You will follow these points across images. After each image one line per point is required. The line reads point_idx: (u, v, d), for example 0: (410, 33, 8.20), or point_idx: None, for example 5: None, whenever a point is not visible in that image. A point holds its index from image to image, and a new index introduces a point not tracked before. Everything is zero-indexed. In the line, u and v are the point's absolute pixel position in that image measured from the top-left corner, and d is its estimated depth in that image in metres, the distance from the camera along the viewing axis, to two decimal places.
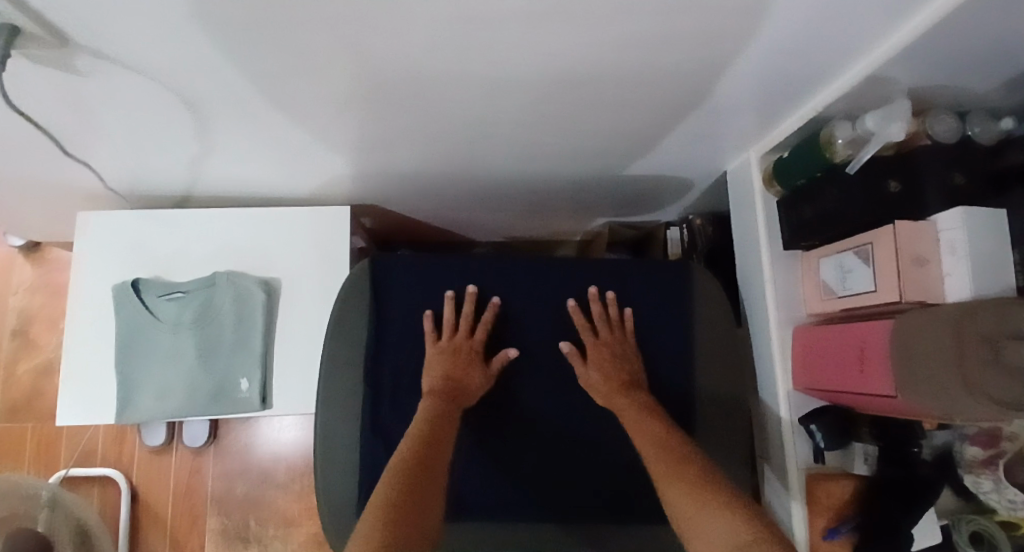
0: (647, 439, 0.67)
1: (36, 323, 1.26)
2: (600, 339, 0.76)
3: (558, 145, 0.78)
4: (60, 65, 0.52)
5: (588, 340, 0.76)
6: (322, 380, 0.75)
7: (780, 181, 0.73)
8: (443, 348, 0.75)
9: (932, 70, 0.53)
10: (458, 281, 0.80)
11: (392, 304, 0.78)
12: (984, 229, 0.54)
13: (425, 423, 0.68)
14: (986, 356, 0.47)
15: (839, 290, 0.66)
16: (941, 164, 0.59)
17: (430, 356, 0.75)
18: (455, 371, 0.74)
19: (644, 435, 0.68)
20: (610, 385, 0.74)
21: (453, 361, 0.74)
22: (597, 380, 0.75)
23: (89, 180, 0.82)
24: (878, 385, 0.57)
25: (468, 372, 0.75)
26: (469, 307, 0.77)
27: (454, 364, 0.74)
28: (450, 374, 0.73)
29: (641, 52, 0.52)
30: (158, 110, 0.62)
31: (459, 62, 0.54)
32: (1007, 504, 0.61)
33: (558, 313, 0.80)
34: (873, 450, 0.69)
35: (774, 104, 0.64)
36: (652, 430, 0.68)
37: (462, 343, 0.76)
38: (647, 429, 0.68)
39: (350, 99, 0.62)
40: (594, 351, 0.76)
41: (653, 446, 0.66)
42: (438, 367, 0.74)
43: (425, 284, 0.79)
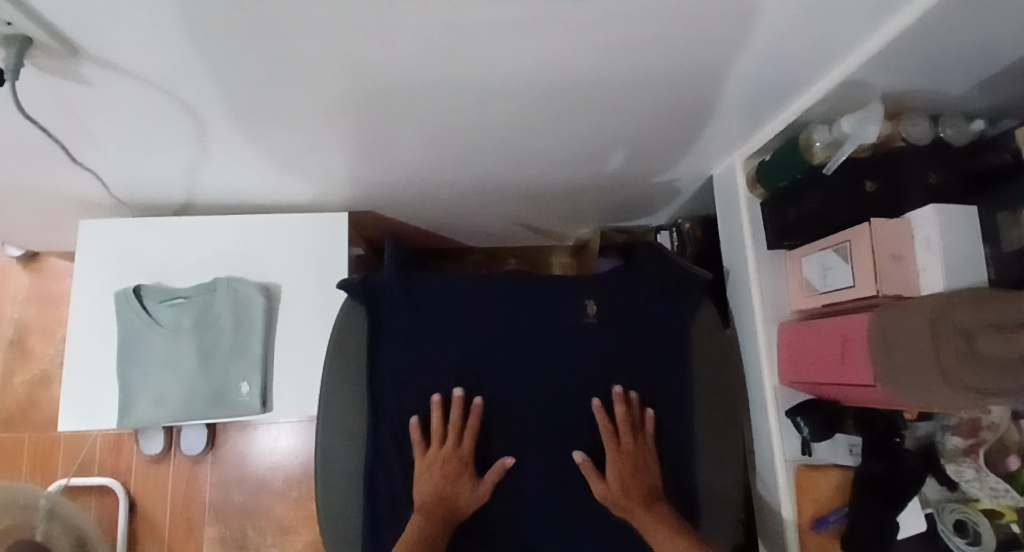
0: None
1: (34, 332, 1.27)
2: (621, 449, 0.76)
3: (550, 151, 0.80)
4: (69, 75, 0.54)
5: (608, 444, 0.76)
6: (323, 392, 0.78)
7: (764, 184, 0.76)
8: (431, 461, 0.76)
9: (902, 74, 0.57)
10: (455, 297, 0.82)
11: (390, 320, 0.81)
12: (955, 225, 0.58)
13: (414, 538, 0.70)
14: (960, 346, 0.49)
15: (821, 286, 0.68)
16: (917, 163, 0.62)
17: (418, 470, 0.76)
18: (449, 485, 0.74)
19: (664, 548, 0.70)
20: (632, 498, 0.74)
21: (442, 476, 0.75)
22: (615, 494, 0.74)
23: (92, 188, 0.83)
24: (859, 376, 0.59)
25: (460, 488, 0.75)
26: (456, 414, 0.77)
27: (444, 474, 0.75)
28: (442, 493, 0.74)
29: (627, 60, 0.55)
30: (162, 119, 0.65)
31: (454, 70, 0.56)
32: (988, 492, 0.63)
33: (551, 315, 0.82)
34: (858, 440, 0.73)
35: (755, 109, 0.67)
36: (669, 544, 0.69)
37: (452, 455, 0.76)
38: (660, 542, 0.70)
39: (349, 107, 0.64)
40: (614, 460, 0.75)
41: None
42: (427, 482, 0.74)
43: (423, 301, 0.82)
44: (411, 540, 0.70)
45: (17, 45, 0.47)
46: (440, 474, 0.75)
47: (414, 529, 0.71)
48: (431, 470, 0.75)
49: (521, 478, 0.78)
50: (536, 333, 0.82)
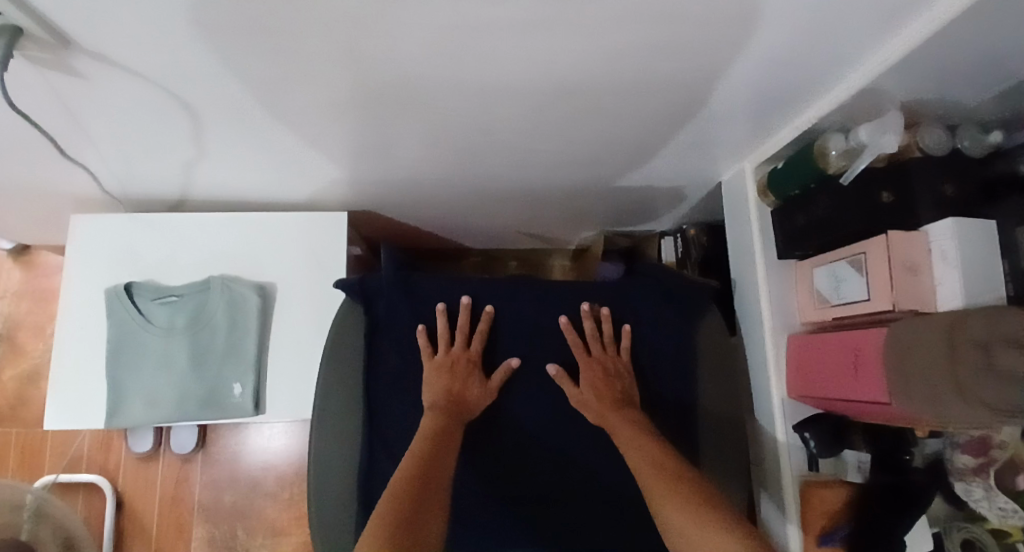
0: (638, 454, 0.67)
1: (23, 327, 1.24)
2: (593, 356, 0.77)
3: (555, 154, 0.78)
4: (59, 67, 0.52)
5: (580, 353, 0.77)
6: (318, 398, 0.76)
7: (774, 191, 0.74)
8: (440, 363, 0.76)
9: (924, 83, 0.55)
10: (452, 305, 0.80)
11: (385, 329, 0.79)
12: (973, 238, 0.56)
13: (432, 431, 0.70)
14: (979, 363, 0.47)
15: (833, 298, 0.67)
16: (934, 173, 0.60)
17: (427, 374, 0.76)
18: (456, 380, 0.75)
19: (639, 449, 0.68)
20: (605, 402, 0.74)
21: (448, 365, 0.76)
22: (590, 397, 0.75)
23: (84, 183, 0.81)
24: (872, 392, 0.58)
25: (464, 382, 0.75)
26: (462, 322, 0.78)
27: (456, 373, 0.75)
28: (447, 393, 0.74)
29: (641, 62, 0.53)
30: (158, 113, 0.62)
31: (461, 69, 0.54)
32: (998, 514, 0.60)
33: (552, 322, 0.81)
34: (867, 457, 0.70)
35: (769, 116, 0.66)
36: (647, 444, 0.68)
37: (461, 356, 0.76)
38: (635, 446, 0.68)
39: (351, 105, 0.62)
40: (587, 367, 0.76)
41: (646, 461, 0.66)
42: (436, 383, 0.74)
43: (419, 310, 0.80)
44: (427, 434, 0.69)
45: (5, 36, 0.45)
46: (451, 375, 0.75)
47: (429, 423, 0.71)
48: (441, 372, 0.75)
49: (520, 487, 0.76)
50: (534, 343, 0.80)
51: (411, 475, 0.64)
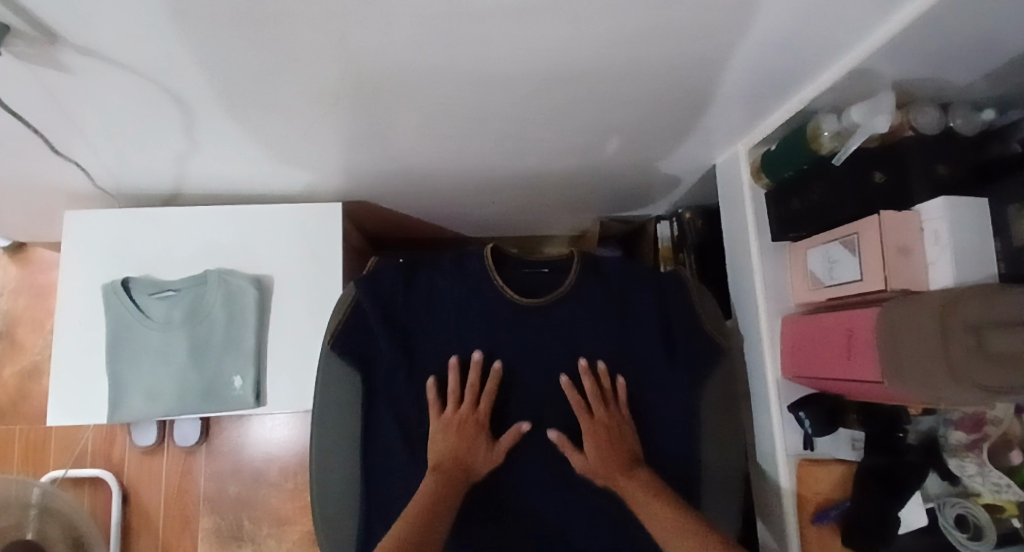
0: (665, 525, 0.66)
1: (22, 324, 1.24)
2: (595, 419, 0.74)
3: (549, 141, 0.78)
4: (46, 63, 0.52)
5: (582, 416, 0.74)
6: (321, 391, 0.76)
7: (768, 174, 0.74)
8: (448, 420, 0.75)
9: (915, 63, 0.55)
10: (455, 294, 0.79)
11: (388, 320, 0.78)
12: (965, 219, 0.56)
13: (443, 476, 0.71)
14: (970, 343, 0.47)
15: (827, 280, 0.67)
16: (927, 153, 0.60)
17: (435, 428, 0.75)
18: (464, 442, 0.74)
19: (657, 523, 0.67)
20: (612, 468, 0.72)
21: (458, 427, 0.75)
22: (596, 464, 0.73)
23: (77, 179, 0.81)
24: (864, 372, 0.58)
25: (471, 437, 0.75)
26: (472, 375, 0.76)
27: (464, 434, 0.74)
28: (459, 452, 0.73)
29: (632, 47, 0.53)
30: (148, 108, 0.62)
31: (451, 57, 0.54)
32: (991, 488, 0.62)
33: (552, 317, 0.79)
34: (861, 434, 0.73)
35: (761, 99, 0.65)
36: (664, 518, 0.67)
37: (468, 416, 0.75)
38: (658, 514, 0.67)
39: (342, 95, 0.62)
40: (591, 430, 0.74)
41: (674, 537, 0.65)
42: (443, 442, 0.74)
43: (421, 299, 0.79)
44: (428, 477, 0.71)
45: None
46: (458, 435, 0.74)
47: (430, 484, 0.70)
48: (449, 429, 0.74)
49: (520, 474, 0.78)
50: (534, 339, 0.79)
51: (403, 539, 0.63)
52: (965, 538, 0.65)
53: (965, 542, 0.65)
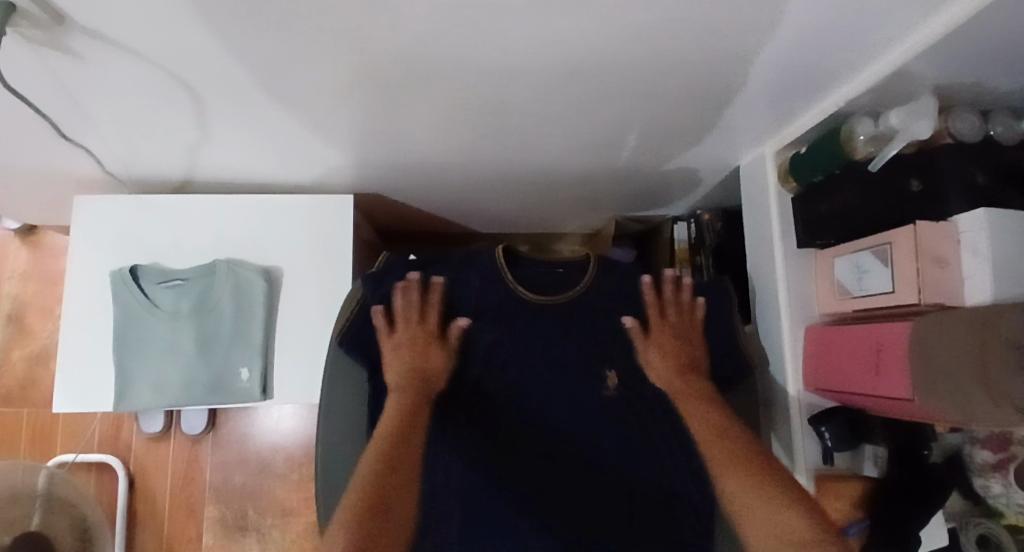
0: (716, 443, 0.64)
1: (32, 308, 1.24)
2: (663, 321, 0.75)
3: (568, 137, 0.76)
4: (51, 45, 0.50)
5: (653, 317, 0.76)
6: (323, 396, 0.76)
7: (796, 177, 0.71)
8: (399, 340, 0.73)
9: (963, 66, 0.52)
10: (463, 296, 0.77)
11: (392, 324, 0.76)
12: (1006, 232, 0.53)
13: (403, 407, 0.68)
14: (1012, 361, 0.44)
15: (855, 289, 0.64)
16: (968, 161, 0.57)
17: (388, 350, 0.73)
18: (416, 383, 0.71)
19: (700, 418, 0.68)
20: (671, 369, 0.73)
21: (407, 357, 0.72)
22: (655, 360, 0.74)
23: (87, 164, 0.80)
24: (893, 388, 0.56)
25: (436, 365, 0.73)
26: (416, 296, 0.75)
27: (418, 348, 0.73)
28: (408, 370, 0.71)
29: (662, 42, 0.50)
30: (158, 94, 0.60)
31: (473, 48, 0.52)
32: (1014, 507, 0.63)
33: (567, 325, 0.77)
34: (883, 451, 0.68)
35: (794, 99, 0.63)
36: (713, 420, 0.67)
37: (420, 331, 0.74)
38: (706, 435, 0.66)
39: (358, 85, 0.60)
40: (658, 330, 0.75)
41: (726, 452, 0.63)
42: (402, 359, 0.72)
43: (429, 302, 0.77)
44: (392, 419, 0.66)
45: None
46: (413, 349, 0.73)
47: (395, 404, 0.68)
48: (401, 348, 0.73)
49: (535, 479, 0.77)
50: (548, 348, 0.77)
51: (388, 452, 0.62)
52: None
53: None
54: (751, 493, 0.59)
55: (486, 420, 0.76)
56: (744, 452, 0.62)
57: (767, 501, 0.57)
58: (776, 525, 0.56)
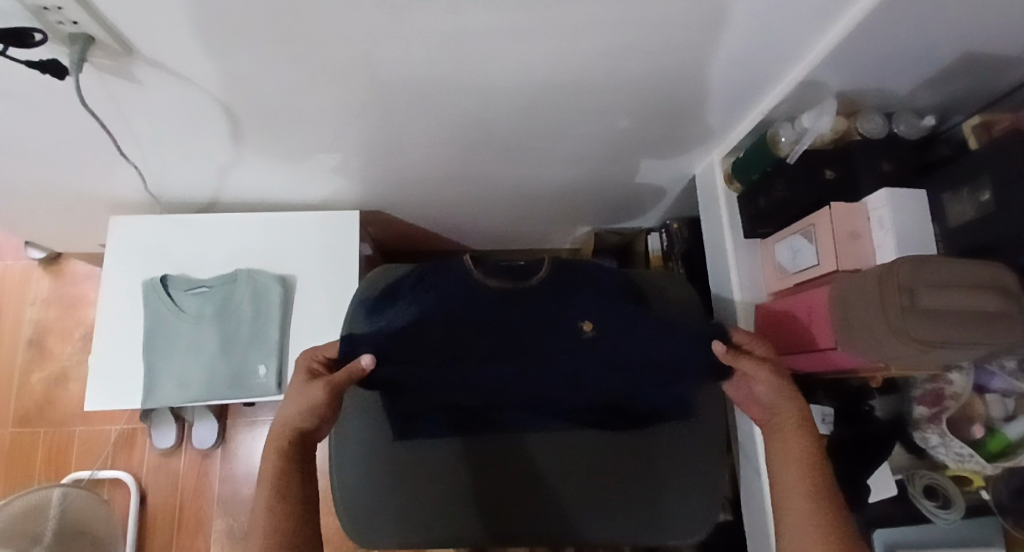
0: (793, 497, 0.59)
1: (52, 331, 1.32)
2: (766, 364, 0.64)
3: (546, 152, 0.88)
4: (120, 73, 0.62)
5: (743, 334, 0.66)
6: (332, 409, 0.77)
7: (738, 178, 0.84)
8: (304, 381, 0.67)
9: (853, 74, 0.65)
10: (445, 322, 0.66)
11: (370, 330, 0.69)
12: (904, 207, 0.65)
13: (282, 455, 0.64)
14: (905, 302, 0.54)
15: (791, 268, 0.75)
16: (871, 153, 0.70)
17: (293, 388, 0.66)
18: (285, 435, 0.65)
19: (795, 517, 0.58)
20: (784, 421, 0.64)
21: (300, 412, 0.64)
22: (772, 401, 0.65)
23: (125, 185, 0.91)
24: (823, 340, 0.66)
25: (321, 426, 0.67)
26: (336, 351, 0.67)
27: (307, 395, 0.65)
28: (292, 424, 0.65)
29: (613, 62, 0.63)
30: (197, 117, 0.72)
31: (460, 72, 0.64)
32: (955, 457, 0.71)
33: (589, 344, 0.64)
34: (831, 410, 0.77)
35: (729, 110, 0.75)
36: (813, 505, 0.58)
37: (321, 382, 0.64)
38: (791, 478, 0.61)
39: (365, 106, 0.71)
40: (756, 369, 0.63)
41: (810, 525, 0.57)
42: (296, 402, 0.65)
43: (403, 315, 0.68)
44: (271, 476, 0.62)
45: (80, 43, 0.55)
46: (304, 393, 0.65)
47: (271, 463, 0.63)
48: (300, 391, 0.65)
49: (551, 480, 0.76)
50: (570, 374, 0.64)
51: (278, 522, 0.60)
52: (933, 506, 0.74)
53: (934, 510, 0.73)
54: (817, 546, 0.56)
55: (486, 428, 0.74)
56: (825, 512, 0.57)
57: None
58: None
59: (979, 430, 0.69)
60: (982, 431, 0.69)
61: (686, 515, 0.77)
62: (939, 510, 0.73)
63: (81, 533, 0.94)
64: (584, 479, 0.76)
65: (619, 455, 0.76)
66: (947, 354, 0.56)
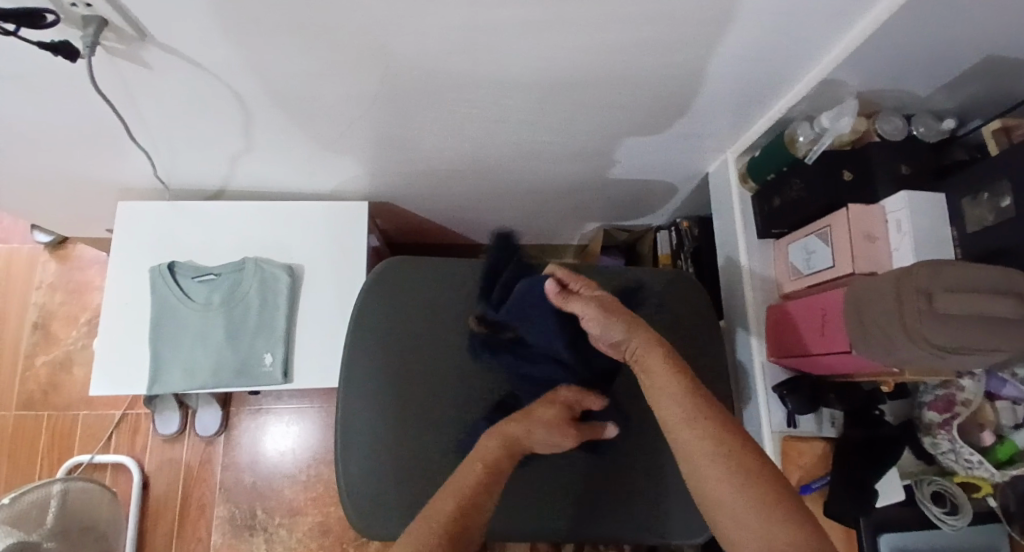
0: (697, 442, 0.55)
1: (58, 315, 1.32)
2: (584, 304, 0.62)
3: (558, 147, 0.87)
4: (133, 58, 0.61)
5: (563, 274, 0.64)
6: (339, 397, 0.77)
7: (754, 177, 0.83)
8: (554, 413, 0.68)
9: (874, 74, 0.64)
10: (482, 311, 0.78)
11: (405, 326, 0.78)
12: (922, 210, 0.65)
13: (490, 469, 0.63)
14: (922, 306, 0.54)
15: (805, 269, 0.75)
16: (890, 155, 0.69)
17: (536, 418, 0.67)
18: (517, 450, 0.66)
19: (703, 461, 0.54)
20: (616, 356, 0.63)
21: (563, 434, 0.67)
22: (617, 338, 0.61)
23: (134, 171, 0.90)
24: (837, 343, 0.66)
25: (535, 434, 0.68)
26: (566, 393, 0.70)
27: (566, 422, 0.68)
28: (526, 439, 0.66)
29: (632, 57, 0.62)
30: (209, 104, 0.71)
31: (475, 63, 0.63)
32: (963, 463, 0.70)
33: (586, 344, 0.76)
34: (838, 414, 0.78)
35: (745, 108, 0.75)
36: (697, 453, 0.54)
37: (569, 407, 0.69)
38: (693, 428, 0.55)
39: (377, 96, 0.70)
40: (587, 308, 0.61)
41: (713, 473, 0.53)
42: (550, 425, 0.67)
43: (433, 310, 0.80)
44: (476, 484, 0.62)
45: (93, 25, 0.54)
46: (561, 423, 0.67)
47: (478, 474, 0.63)
48: (556, 420, 0.67)
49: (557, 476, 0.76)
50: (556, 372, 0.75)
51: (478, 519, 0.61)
52: (942, 512, 0.73)
53: (942, 516, 0.73)
54: (719, 475, 0.52)
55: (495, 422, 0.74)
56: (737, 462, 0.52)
57: (738, 501, 0.51)
58: (751, 518, 0.50)
59: (989, 436, 0.70)
60: (992, 438, 0.70)
61: (693, 515, 0.76)
62: (947, 516, 0.73)
63: (90, 530, 0.89)
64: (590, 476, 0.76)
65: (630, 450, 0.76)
66: (962, 359, 0.55)
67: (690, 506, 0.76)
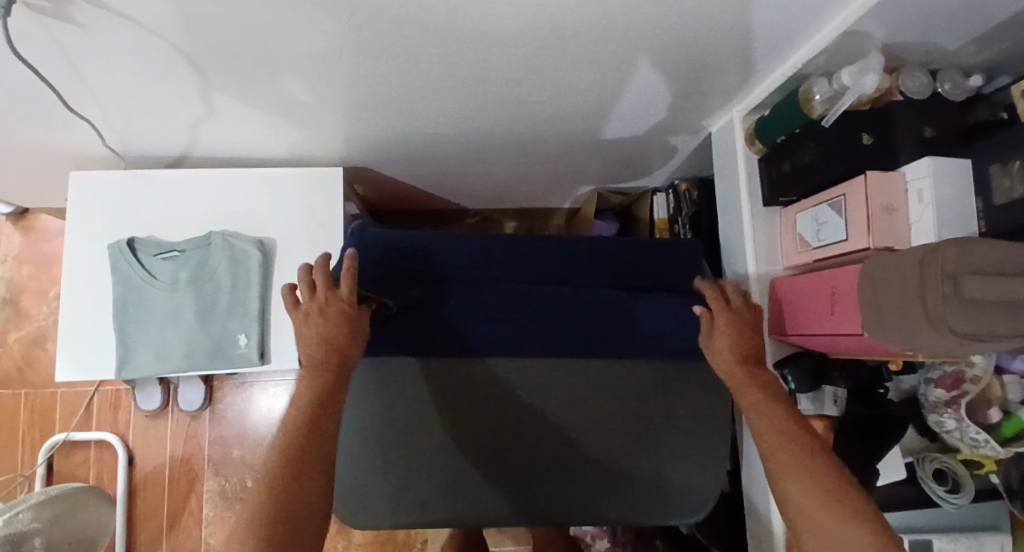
0: (776, 432, 0.61)
1: (26, 290, 1.26)
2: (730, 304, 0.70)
3: (549, 106, 0.79)
4: (59, 16, 0.51)
5: (716, 304, 0.70)
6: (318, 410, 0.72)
7: (762, 139, 0.77)
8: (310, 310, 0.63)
9: (907, 24, 0.56)
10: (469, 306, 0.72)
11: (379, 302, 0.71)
12: (947, 177, 0.59)
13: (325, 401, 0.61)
14: (947, 291, 0.49)
15: (814, 241, 0.70)
16: (912, 117, 0.63)
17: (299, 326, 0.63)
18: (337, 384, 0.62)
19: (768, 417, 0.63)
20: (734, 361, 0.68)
21: (337, 335, 0.62)
22: (728, 357, 0.68)
23: (84, 138, 0.82)
24: (845, 325, 0.62)
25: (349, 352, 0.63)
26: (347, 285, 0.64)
27: (328, 319, 0.62)
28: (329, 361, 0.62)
29: (638, 5, 0.53)
30: (154, 65, 0.63)
31: (452, 13, 0.54)
32: (969, 442, 0.68)
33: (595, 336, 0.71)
34: (843, 391, 0.73)
35: (757, 62, 0.67)
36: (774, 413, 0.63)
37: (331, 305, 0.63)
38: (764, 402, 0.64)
39: (344, 53, 0.62)
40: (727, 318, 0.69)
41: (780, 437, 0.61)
42: (311, 338, 0.62)
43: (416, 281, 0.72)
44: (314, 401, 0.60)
45: None
46: (326, 325, 0.62)
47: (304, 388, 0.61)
48: (313, 321, 0.62)
49: (550, 468, 0.73)
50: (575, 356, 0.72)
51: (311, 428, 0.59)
52: (943, 490, 0.72)
53: (944, 494, 0.71)
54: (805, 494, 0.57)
55: (487, 421, 0.72)
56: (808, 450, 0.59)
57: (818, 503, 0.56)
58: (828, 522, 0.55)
59: (996, 414, 0.67)
60: (999, 415, 0.67)
61: (687, 497, 0.75)
62: (947, 494, 0.71)
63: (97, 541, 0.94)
64: (587, 463, 0.73)
65: (627, 436, 0.74)
66: (988, 346, 0.51)
67: (687, 491, 0.75)
